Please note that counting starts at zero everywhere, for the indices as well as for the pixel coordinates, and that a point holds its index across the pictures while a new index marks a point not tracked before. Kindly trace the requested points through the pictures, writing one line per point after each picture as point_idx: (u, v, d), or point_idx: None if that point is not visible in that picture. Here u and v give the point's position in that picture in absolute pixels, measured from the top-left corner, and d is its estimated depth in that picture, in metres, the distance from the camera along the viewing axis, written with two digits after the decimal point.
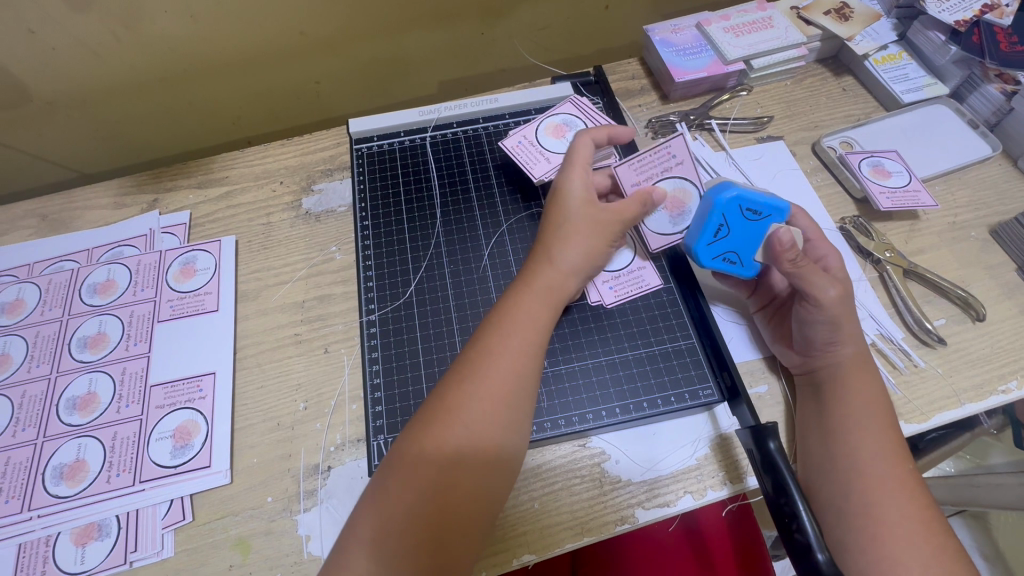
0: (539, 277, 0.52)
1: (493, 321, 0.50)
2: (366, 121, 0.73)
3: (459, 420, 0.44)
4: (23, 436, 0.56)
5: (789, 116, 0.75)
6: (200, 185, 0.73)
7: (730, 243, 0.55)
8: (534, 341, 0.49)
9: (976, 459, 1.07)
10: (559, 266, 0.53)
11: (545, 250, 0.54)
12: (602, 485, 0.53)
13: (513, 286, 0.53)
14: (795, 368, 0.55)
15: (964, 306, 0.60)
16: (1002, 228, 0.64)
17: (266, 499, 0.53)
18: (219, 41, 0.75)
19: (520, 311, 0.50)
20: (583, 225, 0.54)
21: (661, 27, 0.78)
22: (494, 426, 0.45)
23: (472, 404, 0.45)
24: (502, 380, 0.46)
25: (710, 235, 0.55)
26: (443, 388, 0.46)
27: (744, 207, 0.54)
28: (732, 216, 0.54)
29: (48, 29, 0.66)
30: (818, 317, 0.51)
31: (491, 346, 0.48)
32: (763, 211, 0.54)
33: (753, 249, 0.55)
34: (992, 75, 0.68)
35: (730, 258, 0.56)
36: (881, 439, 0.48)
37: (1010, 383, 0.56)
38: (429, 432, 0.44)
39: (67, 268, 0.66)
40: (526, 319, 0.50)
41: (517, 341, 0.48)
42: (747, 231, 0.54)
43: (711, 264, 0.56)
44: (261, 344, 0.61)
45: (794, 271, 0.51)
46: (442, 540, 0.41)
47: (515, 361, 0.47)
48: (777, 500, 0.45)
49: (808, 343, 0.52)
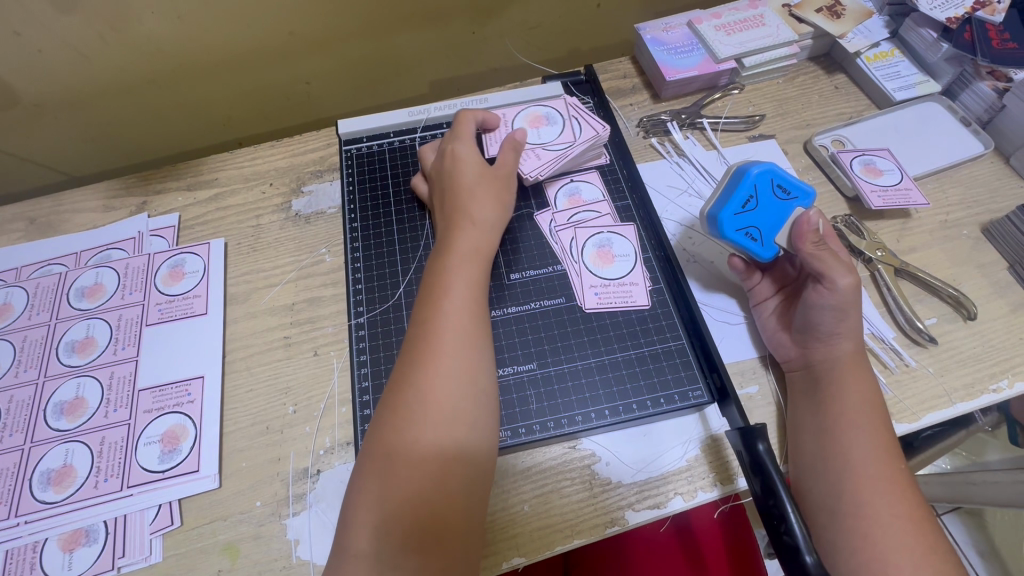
0: (464, 240, 0.55)
1: (425, 309, 0.50)
2: (355, 122, 0.73)
3: (431, 406, 0.45)
4: (10, 442, 0.56)
5: (781, 114, 0.75)
6: (189, 188, 0.72)
7: (755, 217, 0.54)
8: (472, 300, 0.51)
9: (972, 456, 1.07)
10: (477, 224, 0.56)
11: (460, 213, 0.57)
12: (592, 487, 0.52)
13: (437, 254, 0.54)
14: (791, 362, 0.54)
15: (955, 305, 0.60)
16: (993, 227, 0.64)
17: (254, 504, 0.53)
18: (207, 41, 0.74)
19: (453, 275, 0.52)
20: (486, 186, 0.59)
21: (652, 25, 0.77)
22: (453, 410, 0.45)
23: (430, 392, 0.45)
24: (453, 365, 0.46)
25: (736, 205, 0.54)
26: (399, 385, 0.46)
27: (775, 183, 0.55)
28: (761, 189, 0.54)
29: (33, 30, 0.66)
30: (827, 302, 0.50)
31: (435, 317, 0.49)
32: (792, 192, 0.54)
33: (775, 229, 0.54)
34: (984, 73, 0.68)
35: (751, 233, 0.54)
36: (872, 439, 0.48)
37: (1001, 382, 0.56)
38: (394, 429, 0.44)
39: (55, 272, 0.66)
40: (463, 286, 0.51)
41: (457, 324, 0.49)
42: (775, 209, 0.54)
43: (732, 236, 0.55)
44: (250, 348, 0.61)
45: (815, 253, 0.51)
46: (436, 535, 0.41)
47: (460, 346, 0.47)
48: (766, 501, 0.44)
49: (812, 332, 0.52)
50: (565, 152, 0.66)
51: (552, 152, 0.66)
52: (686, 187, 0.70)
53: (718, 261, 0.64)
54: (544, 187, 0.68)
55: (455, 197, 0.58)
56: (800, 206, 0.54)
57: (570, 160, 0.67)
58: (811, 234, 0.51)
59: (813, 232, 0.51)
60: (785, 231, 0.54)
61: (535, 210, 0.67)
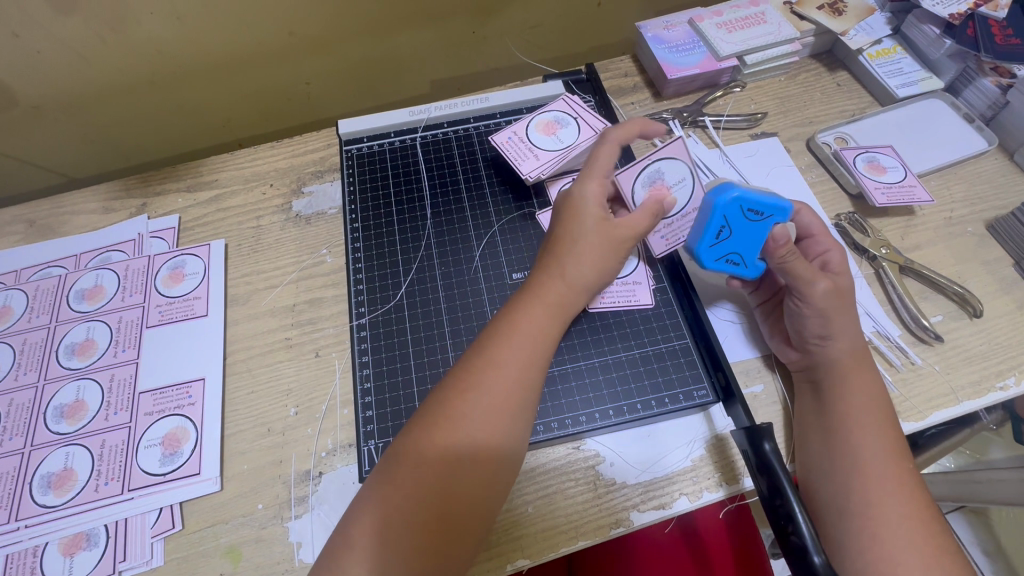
0: (549, 289, 0.51)
1: (499, 331, 0.49)
2: (356, 122, 0.73)
3: (466, 433, 0.44)
4: (9, 446, 0.55)
5: (783, 112, 0.75)
6: (189, 189, 0.72)
7: (733, 244, 0.54)
8: (541, 354, 0.48)
9: (976, 454, 1.08)
10: (569, 280, 0.52)
11: (556, 261, 0.52)
12: (597, 488, 0.52)
13: (523, 296, 0.51)
14: (793, 364, 0.54)
15: (961, 303, 0.59)
16: (998, 223, 0.63)
17: (256, 506, 0.53)
18: (206, 41, 0.74)
19: (526, 323, 0.49)
20: (596, 241, 0.52)
21: (653, 23, 0.77)
22: (497, 433, 0.44)
23: (472, 405, 0.44)
24: (506, 389, 0.46)
25: (710, 236, 0.54)
26: (441, 397, 0.46)
27: (746, 208, 0.52)
28: (733, 217, 0.52)
29: (31, 31, 0.65)
30: (806, 310, 0.51)
31: (498, 355, 0.47)
32: (767, 211, 0.52)
33: (755, 250, 0.53)
34: (987, 69, 0.67)
35: (731, 260, 0.55)
36: (878, 439, 0.47)
37: (1008, 379, 0.55)
38: (427, 436, 0.44)
39: (55, 274, 0.66)
40: (532, 336, 0.49)
41: (520, 349, 0.48)
42: (751, 232, 0.53)
43: (712, 266, 0.55)
44: (251, 349, 0.61)
45: (784, 264, 0.51)
46: (444, 548, 0.41)
47: (519, 369, 0.47)
48: (772, 500, 0.44)
49: (802, 338, 0.52)
50: (564, 153, 0.65)
51: (550, 152, 0.65)
52: None
53: None
54: (547, 185, 0.67)
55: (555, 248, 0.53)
56: (777, 223, 0.52)
57: (572, 159, 0.66)
58: (781, 246, 0.50)
59: (781, 245, 0.50)
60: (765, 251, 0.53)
61: (538, 209, 0.66)
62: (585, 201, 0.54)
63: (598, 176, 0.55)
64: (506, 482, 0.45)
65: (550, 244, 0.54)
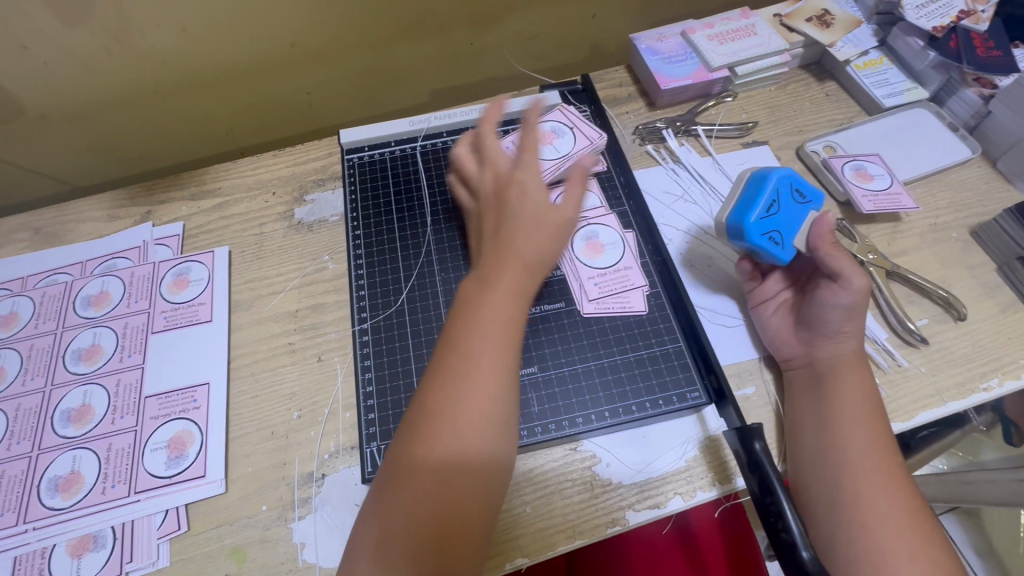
0: (509, 275, 0.51)
1: (466, 323, 0.49)
2: (358, 131, 0.74)
3: (452, 435, 0.44)
4: (17, 450, 0.56)
5: (773, 121, 0.77)
6: (193, 197, 0.74)
7: (777, 221, 0.55)
8: (511, 344, 0.48)
9: (968, 455, 1.09)
10: (527, 263, 0.52)
11: (510, 244, 0.53)
12: (593, 488, 0.53)
13: (478, 282, 0.51)
14: (795, 360, 0.55)
15: (946, 306, 0.61)
16: (981, 229, 0.65)
17: (260, 507, 0.54)
18: (210, 52, 0.76)
19: (494, 313, 0.49)
20: (545, 225, 0.54)
21: (647, 35, 0.79)
22: (484, 430, 0.45)
23: (459, 417, 0.45)
24: (486, 386, 0.46)
25: (761, 209, 0.55)
26: (425, 401, 0.46)
27: (794, 189, 0.56)
28: (783, 194, 0.56)
29: (39, 43, 0.67)
30: (842, 301, 0.52)
31: (468, 350, 0.47)
32: (808, 197, 0.57)
33: (794, 232, 0.56)
34: (970, 80, 0.70)
35: (773, 237, 0.55)
36: (865, 439, 0.49)
37: (991, 381, 0.57)
38: (417, 443, 0.45)
39: (61, 281, 0.67)
40: (500, 326, 0.49)
41: (492, 354, 0.47)
42: (793, 213, 0.56)
43: (756, 241, 0.55)
44: (255, 353, 0.62)
45: (832, 252, 0.53)
46: (459, 557, 0.42)
47: (493, 363, 0.47)
48: (763, 499, 0.45)
49: (819, 331, 0.54)
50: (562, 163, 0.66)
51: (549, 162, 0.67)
52: (682, 192, 0.71)
53: (716, 265, 0.65)
54: None
55: (507, 231, 0.54)
56: (813, 209, 0.56)
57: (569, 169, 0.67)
58: (828, 235, 0.54)
59: (830, 233, 0.55)
60: (802, 234, 0.56)
61: None
62: (527, 193, 0.55)
63: (535, 166, 0.58)
64: (500, 479, 0.46)
65: (495, 239, 0.54)
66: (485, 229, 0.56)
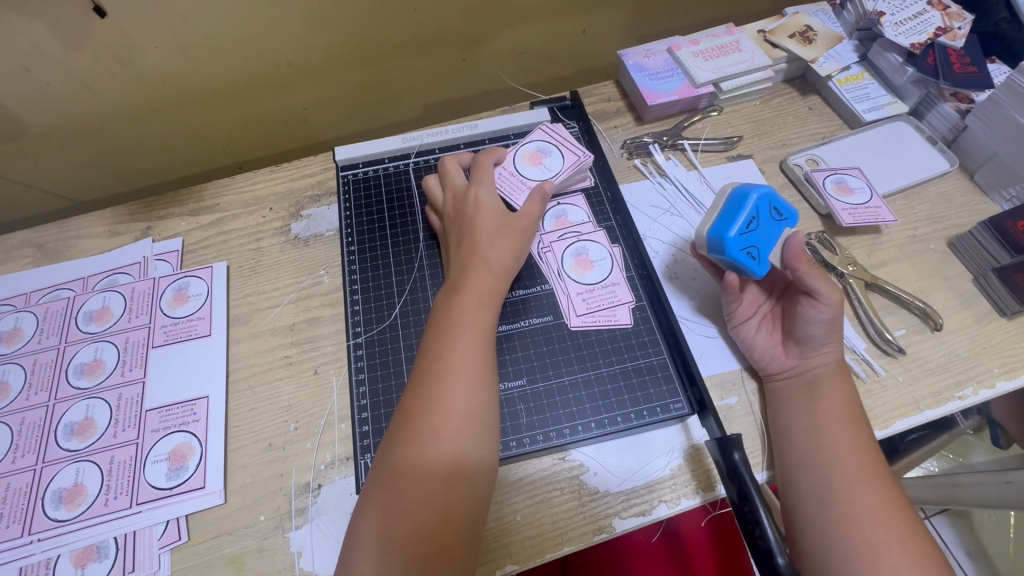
0: (476, 284, 0.57)
1: (440, 332, 0.53)
2: (352, 148, 0.76)
3: (433, 437, 0.47)
4: (22, 462, 0.58)
5: (758, 135, 0.79)
6: (192, 213, 0.75)
7: (755, 237, 0.57)
8: (480, 349, 0.53)
9: (958, 457, 1.11)
10: (491, 271, 0.58)
11: (478, 256, 0.58)
12: (581, 496, 0.55)
13: (450, 293, 0.57)
14: (784, 373, 0.57)
15: (923, 316, 0.63)
16: (958, 241, 0.67)
17: (258, 518, 0.56)
18: (209, 71, 0.78)
19: (463, 321, 0.54)
20: (505, 234, 0.60)
21: (634, 51, 0.81)
22: (464, 431, 0.48)
23: (438, 436, 0.47)
24: (463, 390, 0.49)
25: (740, 225, 0.57)
26: (409, 407, 0.49)
27: (771, 207, 0.58)
28: (761, 211, 0.57)
29: (42, 65, 0.69)
30: (824, 316, 0.55)
31: (444, 358, 0.51)
32: (784, 215, 0.58)
33: (770, 248, 0.58)
34: (947, 94, 0.72)
35: (751, 253, 0.57)
36: (841, 448, 0.51)
37: (966, 389, 0.59)
38: (404, 449, 0.47)
39: (63, 297, 0.69)
40: (471, 333, 0.53)
41: (463, 366, 0.51)
42: (771, 230, 0.58)
43: (734, 254, 0.57)
44: (253, 367, 0.64)
45: (809, 271, 0.55)
46: (454, 570, 0.44)
47: (466, 367, 0.51)
48: (742, 507, 0.47)
49: (806, 344, 0.56)
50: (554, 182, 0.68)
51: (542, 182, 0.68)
52: (668, 206, 0.73)
53: (698, 276, 0.67)
54: None
55: (470, 243, 0.60)
56: (790, 227, 0.58)
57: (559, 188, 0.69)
58: (804, 254, 0.56)
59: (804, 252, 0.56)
60: (779, 250, 0.58)
61: None
62: (484, 205, 0.62)
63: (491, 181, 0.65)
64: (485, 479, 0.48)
65: (460, 251, 0.60)
66: (451, 242, 0.62)
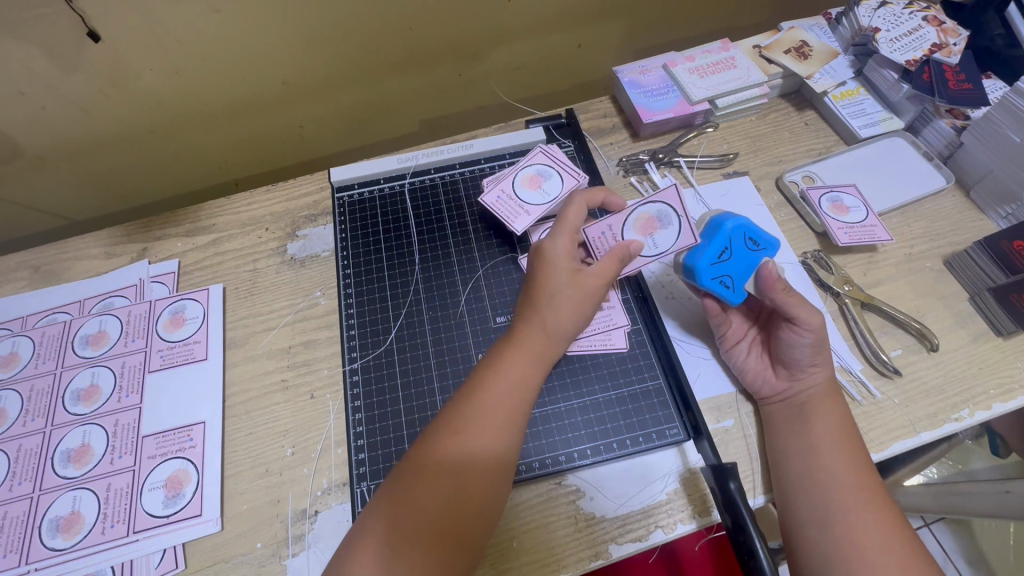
0: (529, 340, 0.55)
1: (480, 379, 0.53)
2: (348, 169, 0.76)
3: (453, 470, 0.48)
4: (20, 490, 0.58)
5: (754, 151, 0.78)
6: (187, 233, 0.75)
7: (729, 266, 0.57)
8: (522, 402, 0.52)
9: (958, 464, 1.11)
10: (548, 330, 0.56)
11: (536, 311, 0.56)
12: (578, 522, 0.55)
13: (504, 345, 0.56)
14: (776, 396, 0.57)
15: (919, 337, 0.63)
16: (954, 259, 0.67)
17: (255, 545, 0.56)
18: (204, 91, 0.78)
19: (507, 370, 0.53)
20: (573, 294, 0.56)
21: (630, 68, 0.81)
22: (483, 471, 0.49)
23: (456, 469, 0.48)
24: (492, 435, 0.50)
25: (712, 255, 0.57)
26: (433, 437, 0.50)
27: (747, 236, 0.57)
28: (733, 241, 0.57)
29: (37, 90, 0.69)
30: (806, 339, 0.55)
31: (480, 400, 0.51)
32: (763, 244, 0.57)
33: (746, 277, 0.57)
34: (942, 111, 0.72)
35: (725, 282, 0.58)
36: (836, 476, 0.50)
37: (962, 411, 0.59)
38: (418, 472, 0.48)
39: (60, 320, 0.69)
40: (513, 382, 0.53)
41: (498, 412, 0.51)
42: (747, 259, 0.57)
43: (705, 283, 0.58)
44: (249, 391, 0.64)
45: (786, 298, 0.54)
46: None
47: (502, 414, 0.51)
48: (737, 537, 0.47)
49: (793, 366, 0.56)
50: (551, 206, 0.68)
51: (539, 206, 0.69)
52: None
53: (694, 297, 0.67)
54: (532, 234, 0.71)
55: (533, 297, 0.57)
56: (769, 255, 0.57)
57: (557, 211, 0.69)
58: (778, 282, 0.55)
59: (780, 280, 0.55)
60: (755, 279, 0.57)
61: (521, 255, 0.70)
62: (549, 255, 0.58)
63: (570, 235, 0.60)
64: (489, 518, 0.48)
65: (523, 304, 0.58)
66: None
